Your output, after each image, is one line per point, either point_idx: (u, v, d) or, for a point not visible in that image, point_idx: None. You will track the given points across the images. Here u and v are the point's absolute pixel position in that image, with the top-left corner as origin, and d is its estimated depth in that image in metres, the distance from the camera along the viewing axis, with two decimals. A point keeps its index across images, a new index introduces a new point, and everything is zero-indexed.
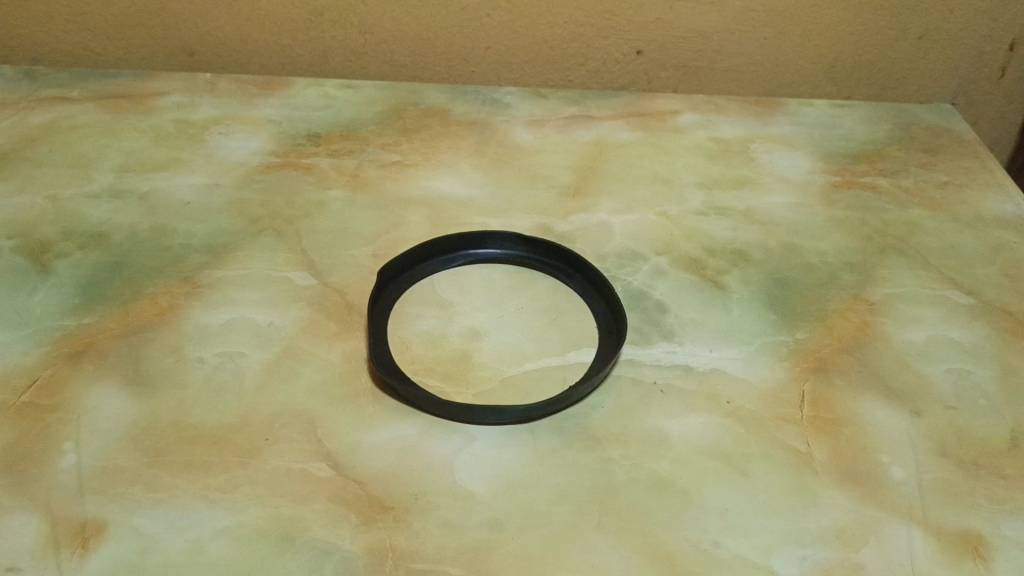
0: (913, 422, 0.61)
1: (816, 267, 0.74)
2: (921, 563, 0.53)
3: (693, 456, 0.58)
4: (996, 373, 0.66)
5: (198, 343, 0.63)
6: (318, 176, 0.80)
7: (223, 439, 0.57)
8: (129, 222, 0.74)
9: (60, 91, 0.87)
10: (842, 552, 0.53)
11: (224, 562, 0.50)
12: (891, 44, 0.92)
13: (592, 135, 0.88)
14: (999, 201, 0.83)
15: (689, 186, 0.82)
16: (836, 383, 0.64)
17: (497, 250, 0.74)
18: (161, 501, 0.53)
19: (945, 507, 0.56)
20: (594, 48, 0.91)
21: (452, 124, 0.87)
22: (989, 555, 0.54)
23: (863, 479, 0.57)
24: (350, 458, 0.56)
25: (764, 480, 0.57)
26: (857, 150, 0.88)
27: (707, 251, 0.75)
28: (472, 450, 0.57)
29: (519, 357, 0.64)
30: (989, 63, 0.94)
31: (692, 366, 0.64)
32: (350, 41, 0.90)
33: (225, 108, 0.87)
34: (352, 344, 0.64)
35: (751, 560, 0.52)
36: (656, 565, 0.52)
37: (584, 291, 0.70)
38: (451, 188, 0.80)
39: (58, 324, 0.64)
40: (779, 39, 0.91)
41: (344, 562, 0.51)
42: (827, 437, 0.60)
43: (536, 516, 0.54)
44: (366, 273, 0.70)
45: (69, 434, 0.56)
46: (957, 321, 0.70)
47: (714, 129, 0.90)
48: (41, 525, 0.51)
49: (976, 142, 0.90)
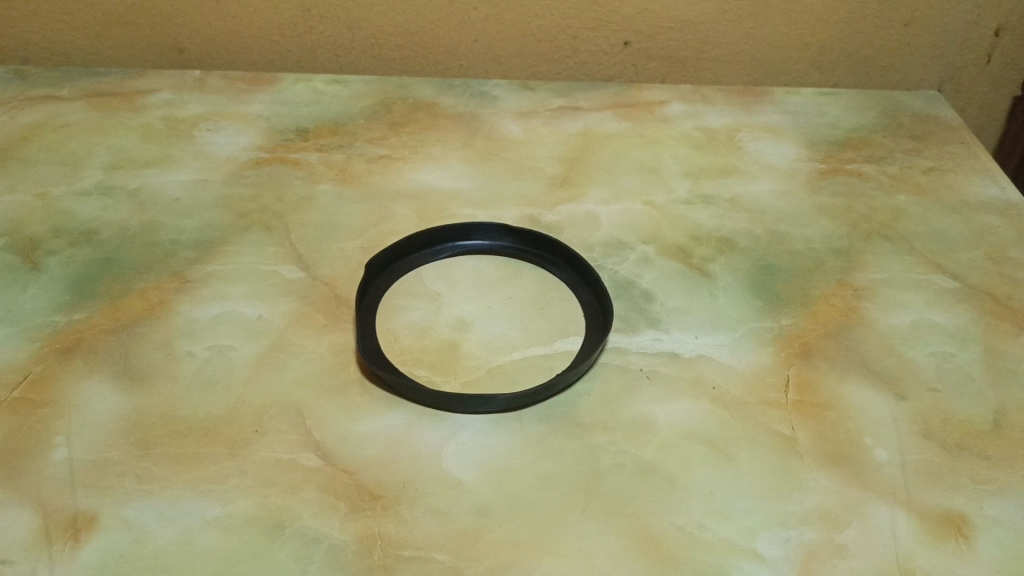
0: (897, 405, 0.62)
1: (802, 253, 0.75)
2: (904, 543, 0.54)
3: (678, 442, 0.59)
4: (979, 355, 0.66)
5: (188, 337, 0.64)
6: (306, 171, 0.80)
7: (214, 431, 0.57)
8: (119, 219, 0.74)
9: (49, 91, 0.88)
10: (826, 533, 0.54)
11: (214, 552, 0.51)
12: (877, 31, 0.92)
13: (579, 126, 0.88)
14: (985, 186, 0.83)
15: (675, 175, 0.83)
16: (820, 367, 0.64)
17: (485, 242, 0.74)
18: (152, 492, 0.54)
19: (928, 488, 0.57)
20: (582, 40, 0.91)
21: (440, 117, 0.88)
22: (971, 534, 0.54)
23: (847, 461, 0.58)
24: (339, 448, 0.57)
25: (750, 464, 0.57)
26: (843, 137, 0.88)
27: (693, 239, 0.76)
28: (459, 439, 0.58)
29: (507, 346, 0.65)
30: (976, 49, 0.94)
31: (678, 353, 0.65)
32: (338, 36, 0.90)
33: (214, 104, 0.88)
34: (340, 336, 0.65)
35: (735, 542, 0.53)
36: (641, 548, 0.52)
37: (571, 281, 0.71)
38: (438, 180, 0.80)
39: (49, 320, 0.64)
40: (766, 27, 0.91)
41: (332, 550, 0.51)
42: (811, 421, 0.61)
43: (523, 502, 0.54)
44: (355, 265, 0.71)
45: (60, 428, 0.57)
46: (942, 305, 0.70)
47: (701, 119, 0.90)
48: (33, 518, 0.52)
49: (962, 128, 0.91)
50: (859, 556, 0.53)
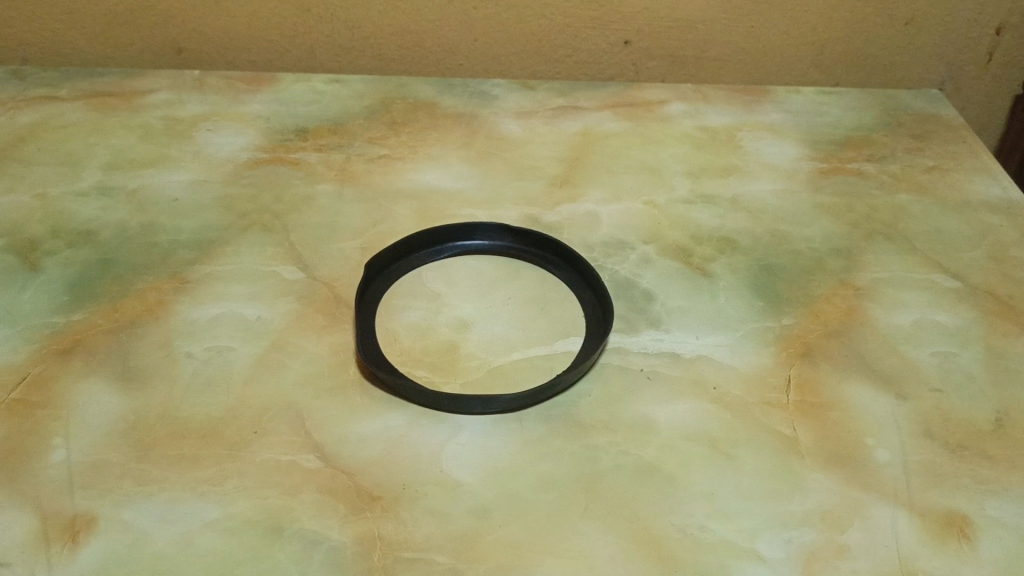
0: (898, 405, 0.62)
1: (803, 252, 0.75)
2: (906, 544, 0.53)
3: (679, 443, 0.58)
4: (981, 355, 0.66)
5: (187, 338, 0.63)
6: (305, 171, 0.80)
7: (213, 432, 0.57)
8: (118, 220, 0.74)
9: (48, 91, 0.88)
10: (827, 534, 0.54)
11: (213, 554, 0.51)
12: (877, 30, 0.92)
13: (579, 126, 0.88)
14: (986, 185, 0.83)
15: (676, 175, 0.83)
16: (822, 367, 0.64)
17: (485, 242, 0.74)
18: (151, 494, 0.53)
19: (931, 488, 0.57)
20: (582, 39, 0.91)
21: (440, 117, 0.88)
22: (973, 535, 0.54)
23: (848, 462, 0.58)
24: (339, 449, 0.57)
25: (751, 464, 0.57)
26: (844, 137, 0.88)
27: (694, 239, 0.76)
28: (459, 440, 0.58)
29: (507, 346, 0.64)
30: (977, 48, 0.94)
31: (679, 353, 0.65)
32: (338, 36, 0.90)
33: (213, 104, 0.87)
34: (339, 336, 0.64)
35: (737, 543, 0.53)
36: (642, 550, 0.52)
37: (572, 281, 0.70)
38: (438, 180, 0.80)
39: (48, 321, 0.64)
40: (767, 27, 0.91)
41: (331, 552, 0.51)
42: (812, 421, 0.60)
43: (523, 503, 0.54)
44: (354, 266, 0.71)
45: (59, 430, 0.57)
46: (943, 305, 0.70)
47: (702, 118, 0.90)
48: (32, 520, 0.52)
49: (963, 127, 0.90)
50: (861, 557, 0.53)
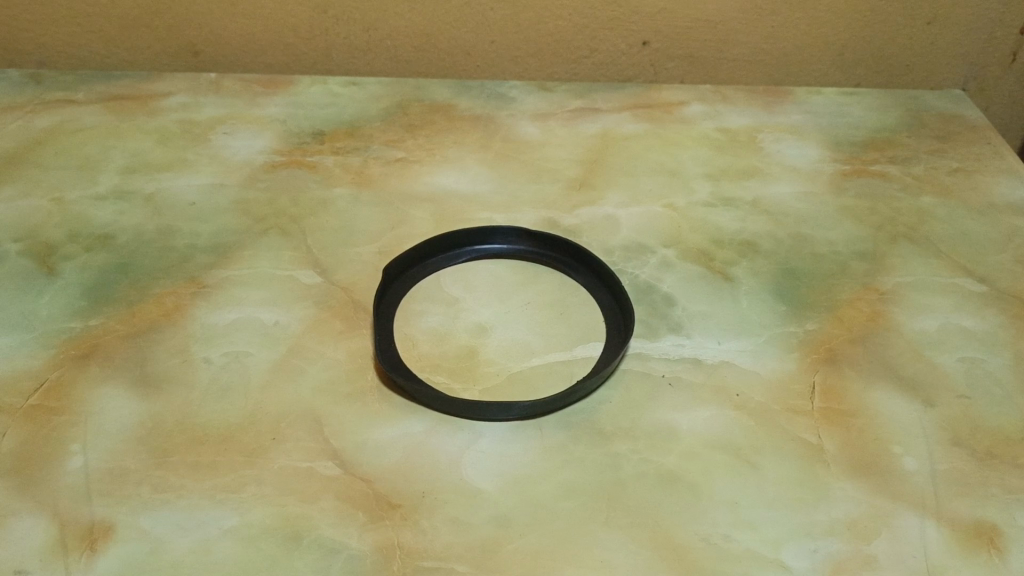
0: (924, 412, 0.61)
1: (826, 256, 0.73)
2: (935, 554, 0.52)
3: (701, 450, 0.57)
4: (1009, 360, 0.65)
5: (204, 343, 0.63)
6: (322, 174, 0.80)
7: (231, 438, 0.57)
8: (135, 224, 0.74)
9: (66, 94, 0.88)
10: (853, 544, 0.53)
11: (231, 562, 0.50)
12: (900, 28, 0.90)
13: (597, 127, 0.87)
14: (1012, 186, 0.82)
15: (696, 177, 0.82)
16: (847, 373, 0.63)
17: (504, 245, 0.73)
18: (168, 501, 0.53)
19: (959, 497, 0.56)
20: (599, 40, 0.90)
21: (457, 119, 0.87)
22: (1003, 546, 0.53)
23: (873, 470, 0.57)
24: (357, 456, 0.56)
25: (776, 473, 0.56)
26: (866, 138, 0.87)
27: (715, 242, 0.75)
28: (478, 447, 0.57)
29: (526, 351, 0.64)
30: (1001, 47, 0.92)
31: (701, 359, 0.64)
32: (353, 37, 0.89)
33: (230, 107, 0.87)
34: (357, 342, 0.64)
35: (762, 553, 0.52)
36: (665, 560, 0.51)
37: (591, 284, 0.70)
38: (456, 183, 0.80)
39: (64, 326, 0.64)
40: (786, 26, 0.89)
41: (350, 561, 0.50)
42: (838, 428, 0.59)
43: (544, 512, 0.53)
44: (372, 270, 0.70)
45: (76, 435, 0.57)
46: (969, 309, 0.69)
47: (721, 120, 0.89)
48: (49, 527, 0.51)
49: (988, 127, 0.89)
50: (889, 568, 0.51)
